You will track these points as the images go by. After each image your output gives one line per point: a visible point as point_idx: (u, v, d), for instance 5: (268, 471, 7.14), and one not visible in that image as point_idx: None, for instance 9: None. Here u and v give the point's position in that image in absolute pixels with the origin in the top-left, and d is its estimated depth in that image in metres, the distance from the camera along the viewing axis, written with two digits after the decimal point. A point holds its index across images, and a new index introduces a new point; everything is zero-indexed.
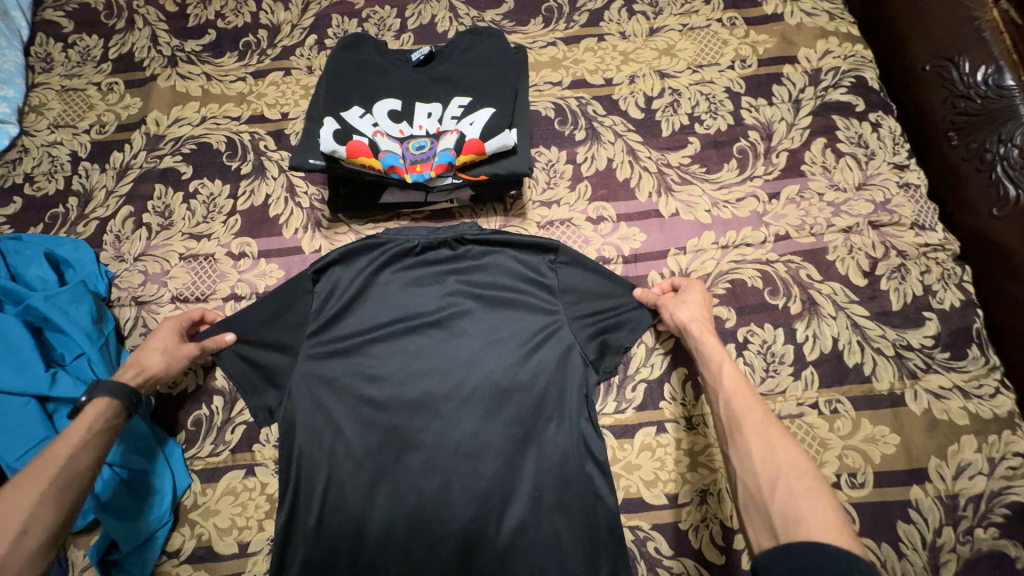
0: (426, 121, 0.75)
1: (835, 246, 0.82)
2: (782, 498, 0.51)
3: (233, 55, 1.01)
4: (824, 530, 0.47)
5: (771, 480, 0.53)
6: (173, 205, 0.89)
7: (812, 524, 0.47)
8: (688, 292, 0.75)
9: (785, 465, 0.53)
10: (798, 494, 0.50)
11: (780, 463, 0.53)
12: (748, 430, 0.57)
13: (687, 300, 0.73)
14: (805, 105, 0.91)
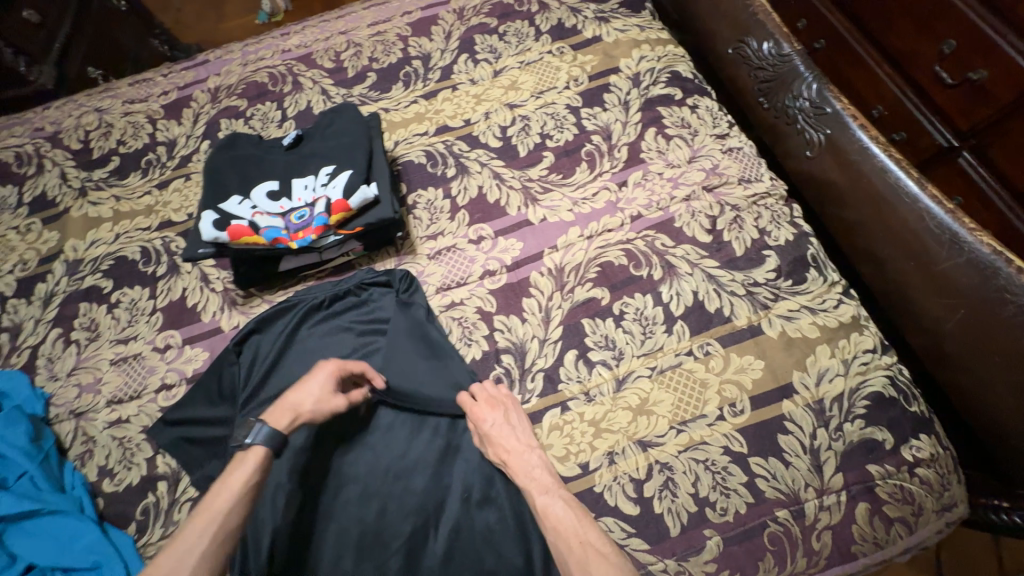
0: (303, 193, 0.86)
1: (680, 214, 0.94)
2: None
3: (138, 174, 1.12)
4: None
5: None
6: (98, 317, 0.96)
7: None
8: (482, 420, 0.78)
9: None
10: None
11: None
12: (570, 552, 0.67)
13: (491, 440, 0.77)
14: (633, 104, 1.06)
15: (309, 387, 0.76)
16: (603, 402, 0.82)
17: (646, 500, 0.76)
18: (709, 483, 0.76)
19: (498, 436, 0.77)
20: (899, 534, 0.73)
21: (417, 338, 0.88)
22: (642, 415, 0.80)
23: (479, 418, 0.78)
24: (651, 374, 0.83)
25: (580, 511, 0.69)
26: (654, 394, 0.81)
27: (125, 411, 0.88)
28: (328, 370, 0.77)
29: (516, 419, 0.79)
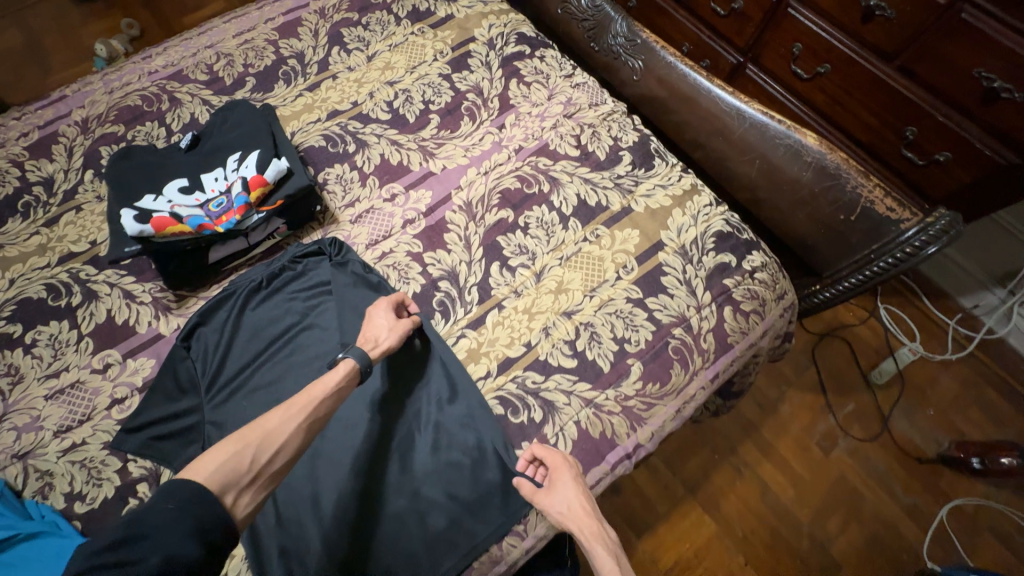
0: (215, 184, 0.92)
1: (552, 139, 1.16)
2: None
3: (17, 218, 1.07)
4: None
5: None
6: (17, 361, 0.93)
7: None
8: (559, 486, 0.81)
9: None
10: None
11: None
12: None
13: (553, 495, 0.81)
14: (494, 63, 1.26)
15: (386, 318, 0.90)
16: (530, 293, 1.00)
17: (580, 353, 0.94)
18: (622, 326, 0.97)
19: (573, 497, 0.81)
20: (755, 321, 1.01)
21: (360, 288, 0.99)
22: (561, 293, 1.00)
23: (559, 482, 0.82)
24: (560, 262, 1.03)
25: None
26: (567, 276, 1.01)
27: (79, 435, 0.87)
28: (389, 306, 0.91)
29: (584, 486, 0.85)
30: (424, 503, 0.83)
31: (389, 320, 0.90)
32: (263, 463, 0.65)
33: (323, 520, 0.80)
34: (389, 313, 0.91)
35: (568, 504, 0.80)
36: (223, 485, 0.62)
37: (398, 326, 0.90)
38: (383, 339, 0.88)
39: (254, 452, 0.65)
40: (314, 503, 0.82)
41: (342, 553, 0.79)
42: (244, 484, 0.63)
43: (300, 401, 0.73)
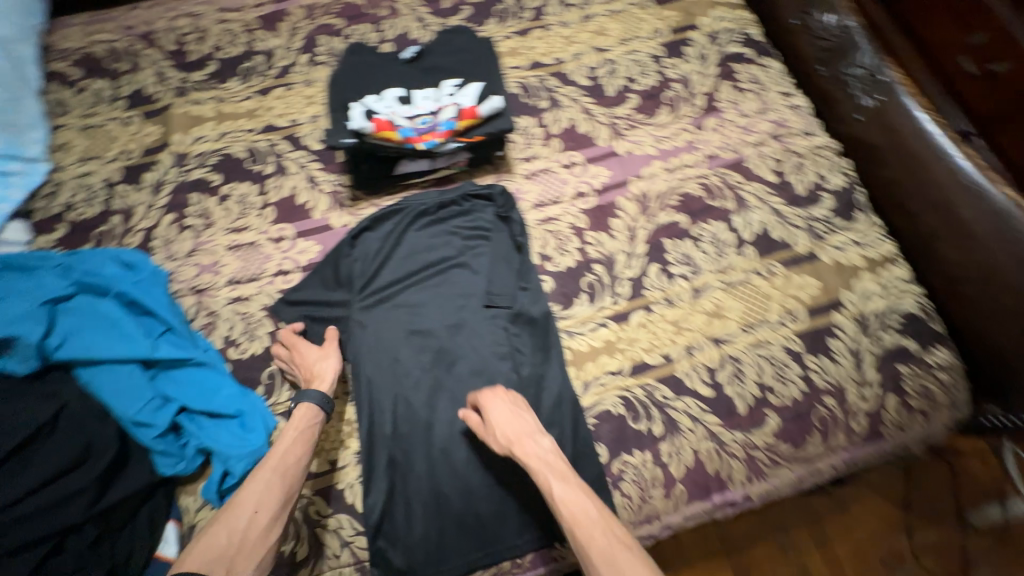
0: (425, 102, 0.94)
1: (750, 157, 1.07)
2: (615, 546, 0.67)
3: (237, 80, 1.16)
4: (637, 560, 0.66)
5: (620, 537, 0.69)
6: (211, 207, 1.03)
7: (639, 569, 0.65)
8: (485, 410, 0.80)
9: (604, 527, 0.69)
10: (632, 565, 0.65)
11: (610, 535, 0.69)
12: (580, 515, 0.70)
13: (495, 423, 0.79)
14: (711, 59, 1.18)
15: (308, 351, 0.88)
16: (683, 306, 0.95)
17: (719, 385, 0.89)
18: (771, 374, 0.90)
19: (505, 421, 0.79)
20: (917, 420, 0.90)
21: (515, 246, 0.99)
22: (716, 318, 0.94)
23: (487, 407, 0.81)
24: (723, 286, 0.97)
25: (589, 498, 0.72)
26: (726, 303, 0.95)
27: (246, 290, 0.95)
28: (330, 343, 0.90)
29: (523, 408, 0.82)
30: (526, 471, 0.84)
31: (313, 352, 0.88)
32: (242, 528, 0.69)
33: (435, 448, 0.84)
34: (308, 346, 0.89)
35: (501, 426, 0.79)
36: (206, 563, 0.66)
37: (328, 353, 0.89)
38: (330, 370, 0.86)
39: (228, 525, 0.70)
40: (429, 431, 0.85)
41: (442, 484, 0.82)
42: (228, 559, 0.67)
43: (271, 463, 0.75)
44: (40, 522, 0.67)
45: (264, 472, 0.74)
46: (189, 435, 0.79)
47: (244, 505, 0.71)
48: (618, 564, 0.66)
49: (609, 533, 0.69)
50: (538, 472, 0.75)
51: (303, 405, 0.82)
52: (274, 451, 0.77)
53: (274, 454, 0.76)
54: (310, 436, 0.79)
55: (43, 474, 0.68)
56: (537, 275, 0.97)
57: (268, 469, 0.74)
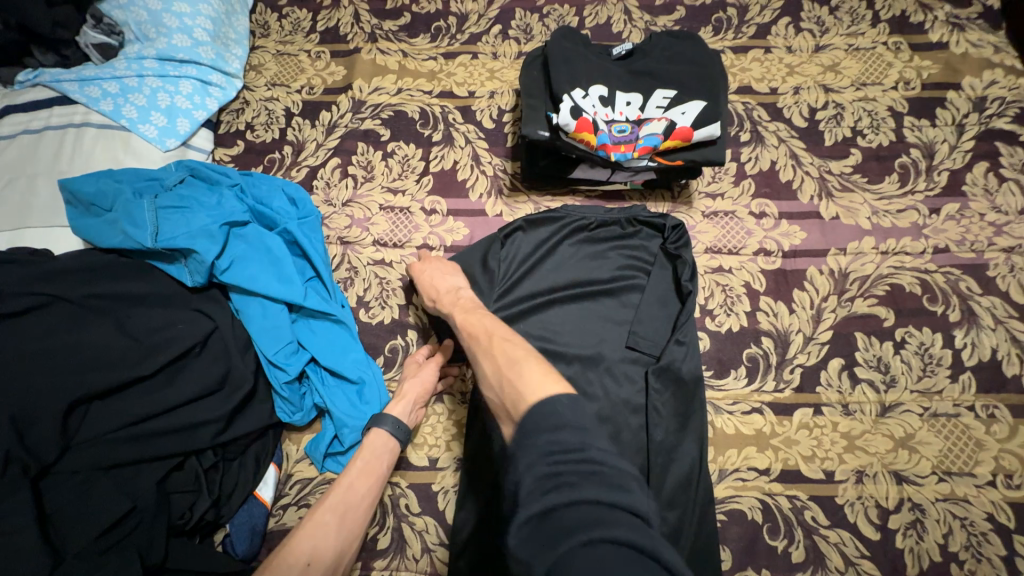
0: (625, 108, 0.83)
1: (997, 264, 0.86)
2: (502, 358, 0.61)
3: (425, 37, 1.13)
4: (531, 378, 0.55)
5: (510, 363, 0.59)
6: (374, 161, 1.00)
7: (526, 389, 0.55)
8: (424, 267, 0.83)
9: (502, 347, 0.63)
10: (517, 376, 0.56)
11: (501, 353, 0.62)
12: (486, 346, 0.64)
13: (423, 276, 0.83)
14: (969, 130, 0.95)
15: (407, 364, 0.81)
16: (862, 420, 0.79)
17: (888, 530, 0.73)
18: (961, 541, 0.72)
19: (432, 277, 0.82)
20: None
21: (674, 290, 0.87)
22: (903, 448, 0.77)
23: (420, 268, 0.84)
24: (922, 412, 0.79)
25: (498, 325, 0.69)
26: (921, 434, 0.77)
27: (389, 255, 0.93)
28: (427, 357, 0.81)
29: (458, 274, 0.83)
30: None
31: (410, 365, 0.81)
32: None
33: None
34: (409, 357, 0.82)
35: (431, 279, 0.82)
36: None
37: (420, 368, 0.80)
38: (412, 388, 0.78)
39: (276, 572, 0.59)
40: None
41: None
42: None
43: (336, 500, 0.67)
44: (169, 442, 0.66)
45: (328, 509, 0.66)
46: (312, 388, 0.78)
47: (299, 550, 0.61)
48: (495, 356, 0.62)
49: (490, 334, 0.66)
50: (449, 313, 0.74)
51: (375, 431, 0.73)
52: (343, 484, 0.68)
53: (339, 487, 0.68)
54: (379, 472, 0.71)
55: (186, 393, 0.67)
56: (696, 331, 0.84)
57: (330, 506, 0.66)
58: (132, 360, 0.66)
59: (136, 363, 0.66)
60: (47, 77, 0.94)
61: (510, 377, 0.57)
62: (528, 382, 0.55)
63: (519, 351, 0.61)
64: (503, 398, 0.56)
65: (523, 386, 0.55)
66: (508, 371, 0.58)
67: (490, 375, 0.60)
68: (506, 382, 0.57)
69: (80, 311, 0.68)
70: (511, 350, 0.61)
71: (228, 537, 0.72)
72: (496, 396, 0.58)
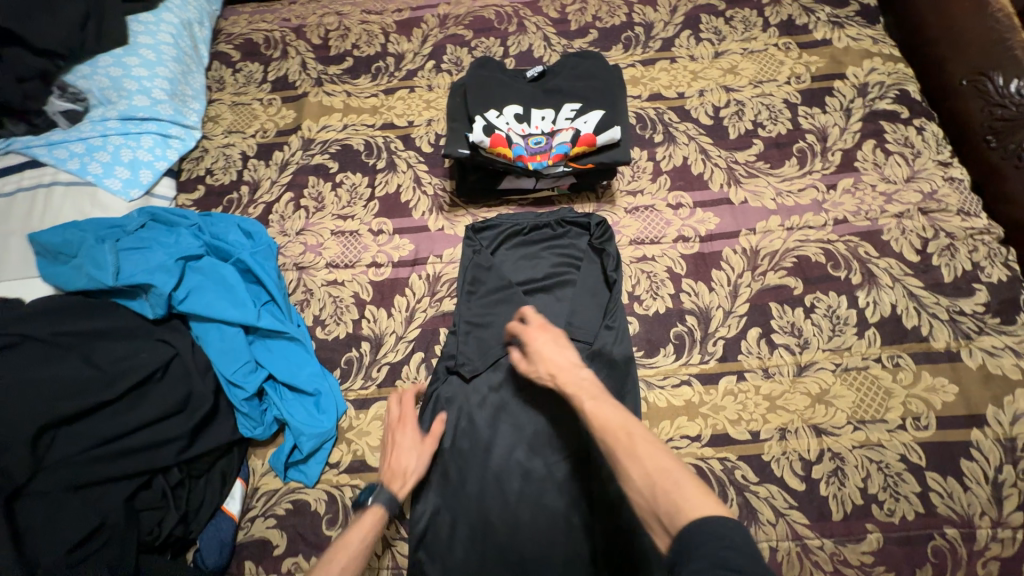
0: (540, 123, 0.93)
1: (889, 228, 0.95)
2: (646, 460, 0.57)
3: (367, 77, 1.24)
4: (689, 497, 0.52)
5: (654, 468, 0.56)
6: (324, 192, 1.09)
7: (681, 502, 0.52)
8: (535, 336, 0.79)
9: (640, 445, 0.59)
10: (669, 491, 0.53)
11: (644, 455, 0.58)
12: (637, 445, 0.59)
13: (547, 342, 0.78)
14: (855, 113, 1.06)
15: (407, 440, 0.79)
16: (781, 381, 0.86)
17: (812, 480, 0.79)
18: (880, 483, 0.78)
19: (550, 352, 0.76)
20: None
21: (602, 282, 0.95)
22: (820, 403, 0.83)
23: (528, 334, 0.80)
24: (834, 368, 0.86)
25: (631, 415, 0.64)
26: (835, 388, 0.84)
27: (342, 275, 1.00)
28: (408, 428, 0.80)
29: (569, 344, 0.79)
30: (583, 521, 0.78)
31: (411, 442, 0.79)
32: None
33: (489, 472, 0.82)
34: (409, 432, 0.80)
35: (548, 354, 0.76)
36: None
37: (424, 449, 0.79)
38: (408, 468, 0.77)
39: None
40: (486, 451, 0.83)
41: (491, 510, 0.79)
42: None
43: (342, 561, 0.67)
44: (135, 461, 0.72)
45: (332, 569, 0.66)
46: (271, 403, 0.84)
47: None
48: (637, 457, 0.58)
49: (629, 431, 0.61)
50: (574, 397, 0.70)
51: (374, 508, 0.73)
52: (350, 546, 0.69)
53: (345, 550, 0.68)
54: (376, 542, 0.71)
55: (149, 415, 0.74)
56: (623, 316, 0.92)
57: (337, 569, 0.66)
58: (98, 388, 0.73)
59: (103, 391, 0.73)
60: (19, 144, 1.03)
61: (661, 488, 0.54)
62: (685, 497, 0.52)
63: (666, 456, 0.58)
64: (654, 511, 0.54)
65: (679, 497, 0.53)
66: (662, 482, 0.54)
67: (637, 481, 0.56)
68: (658, 493, 0.54)
69: (48, 348, 0.75)
70: (660, 457, 0.57)
71: (198, 551, 0.76)
72: (642, 506, 0.56)
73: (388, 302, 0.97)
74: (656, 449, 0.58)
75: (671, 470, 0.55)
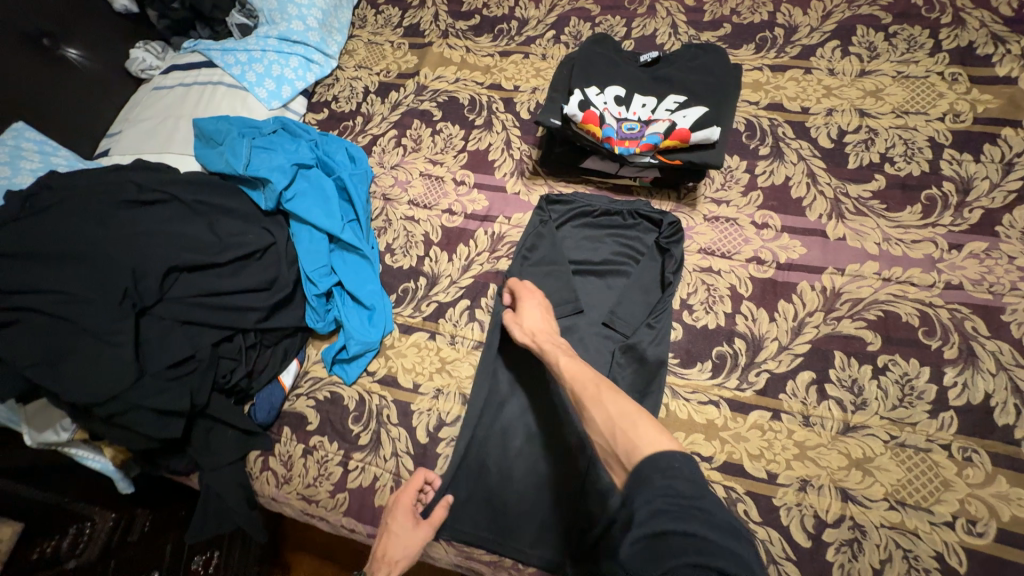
0: (640, 109, 0.92)
1: (1014, 310, 0.81)
2: (608, 404, 0.66)
3: (488, 36, 1.29)
4: (646, 432, 0.60)
5: (620, 415, 0.64)
6: (423, 136, 1.19)
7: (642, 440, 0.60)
8: (524, 308, 0.86)
9: (604, 395, 0.68)
10: (632, 430, 0.61)
11: (609, 403, 0.66)
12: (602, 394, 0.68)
13: (533, 309, 0.87)
14: (1018, 170, 0.90)
15: (401, 526, 0.79)
16: (820, 433, 0.79)
17: (821, 542, 0.74)
18: (900, 571, 0.71)
19: (534, 320, 0.85)
20: None
21: (657, 282, 0.93)
22: (857, 468, 0.76)
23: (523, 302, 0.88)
24: (888, 439, 0.77)
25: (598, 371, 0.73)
26: (880, 459, 0.76)
27: (419, 214, 1.10)
28: (401, 511, 0.80)
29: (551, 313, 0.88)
30: (569, 495, 0.82)
31: (405, 529, 0.79)
32: None
33: (497, 424, 0.89)
34: (406, 517, 0.80)
35: (531, 322, 0.85)
36: None
37: (416, 537, 0.79)
38: (400, 556, 0.77)
39: None
40: (500, 404, 0.91)
41: (491, 456, 0.87)
42: None
43: None
44: (224, 317, 0.87)
45: None
46: (334, 305, 0.97)
47: None
48: (602, 403, 0.67)
49: (597, 382, 0.70)
50: (548, 354, 0.78)
51: None
52: None
53: None
54: None
55: (243, 284, 0.89)
56: (668, 320, 0.90)
57: None
58: (212, 251, 0.89)
59: (215, 254, 0.89)
60: (201, 46, 1.24)
61: (620, 426, 0.63)
62: (643, 434, 0.60)
63: (628, 404, 0.66)
64: (616, 449, 0.62)
65: (635, 435, 0.60)
66: (624, 424, 0.62)
67: (601, 423, 0.65)
68: (616, 431, 0.63)
69: (184, 209, 0.92)
70: (622, 404, 0.65)
71: (253, 406, 0.93)
72: (602, 444, 0.65)
73: (451, 248, 1.05)
74: (618, 396, 0.67)
75: (634, 413, 0.64)
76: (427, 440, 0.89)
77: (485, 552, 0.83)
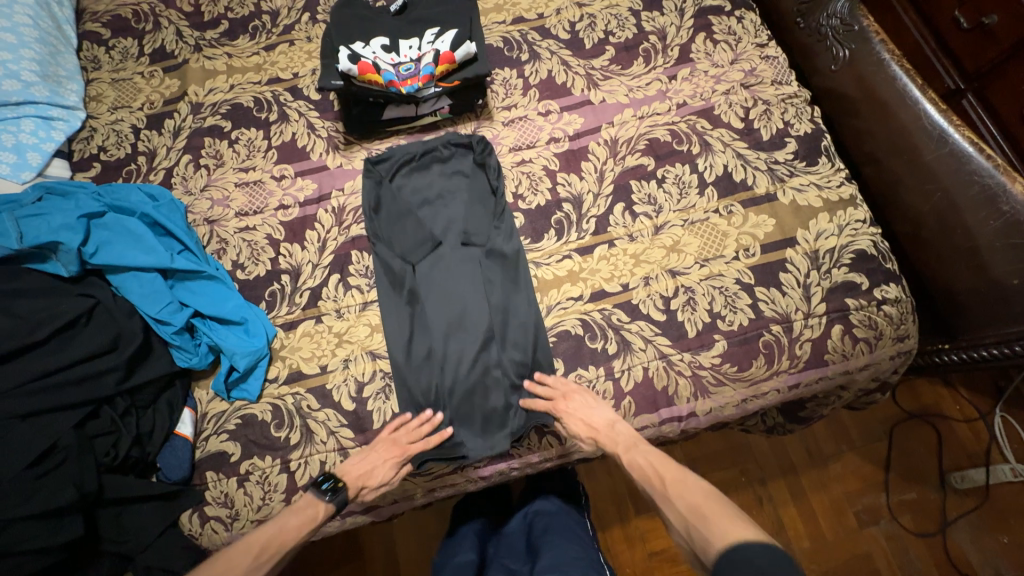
0: (409, 51, 1.03)
1: (719, 105, 1.12)
2: (683, 499, 0.78)
3: (245, 37, 1.27)
4: (717, 520, 0.72)
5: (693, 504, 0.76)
6: (222, 150, 1.15)
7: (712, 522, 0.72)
8: (568, 405, 0.90)
9: (677, 488, 0.80)
10: (705, 519, 0.73)
11: (684, 493, 0.78)
12: (673, 492, 0.79)
13: (579, 414, 0.89)
14: (688, 12, 1.21)
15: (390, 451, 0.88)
16: (642, 241, 1.02)
17: (671, 311, 0.97)
18: (721, 302, 0.97)
19: (583, 417, 0.89)
20: (861, 350, 0.95)
21: (489, 194, 1.08)
22: (674, 252, 1.01)
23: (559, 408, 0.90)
24: (684, 224, 1.03)
25: (668, 461, 0.85)
26: (684, 238, 1.02)
27: (251, 222, 1.08)
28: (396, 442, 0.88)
29: (593, 397, 0.91)
30: (490, 381, 0.95)
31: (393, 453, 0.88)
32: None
33: (410, 359, 0.95)
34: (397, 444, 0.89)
35: (588, 419, 0.89)
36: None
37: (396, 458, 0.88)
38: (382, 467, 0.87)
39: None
40: (405, 343, 0.96)
41: (416, 387, 0.93)
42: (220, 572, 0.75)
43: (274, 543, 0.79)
44: (76, 391, 0.81)
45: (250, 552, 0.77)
46: (202, 335, 0.93)
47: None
48: (675, 496, 0.79)
49: (670, 478, 0.81)
50: (613, 452, 0.87)
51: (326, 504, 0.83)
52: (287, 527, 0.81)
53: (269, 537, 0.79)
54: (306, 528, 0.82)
55: (82, 353, 0.83)
56: (507, 215, 1.05)
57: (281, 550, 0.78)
58: (23, 334, 0.81)
59: (29, 335, 0.81)
60: None
61: (692, 519, 0.74)
62: (717, 519, 0.72)
63: (701, 491, 0.78)
64: (690, 540, 0.74)
65: (707, 520, 0.73)
66: (691, 514, 0.75)
67: (675, 520, 0.77)
68: (691, 525, 0.74)
69: None
70: (700, 495, 0.77)
71: (161, 469, 0.87)
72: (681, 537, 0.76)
73: (299, 237, 1.06)
74: (692, 488, 0.79)
75: (706, 499, 0.76)
76: (355, 406, 0.93)
77: (448, 462, 0.92)
